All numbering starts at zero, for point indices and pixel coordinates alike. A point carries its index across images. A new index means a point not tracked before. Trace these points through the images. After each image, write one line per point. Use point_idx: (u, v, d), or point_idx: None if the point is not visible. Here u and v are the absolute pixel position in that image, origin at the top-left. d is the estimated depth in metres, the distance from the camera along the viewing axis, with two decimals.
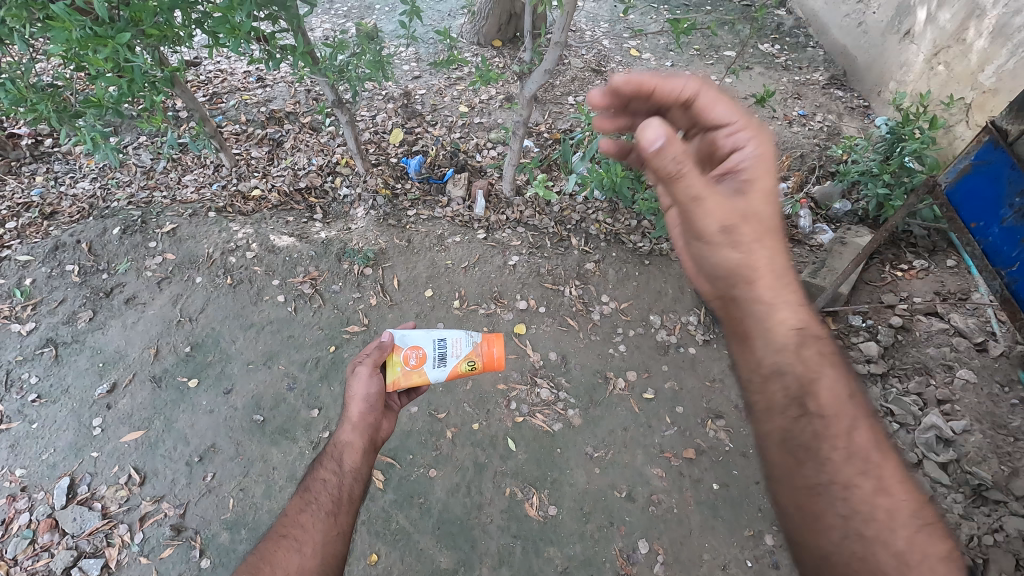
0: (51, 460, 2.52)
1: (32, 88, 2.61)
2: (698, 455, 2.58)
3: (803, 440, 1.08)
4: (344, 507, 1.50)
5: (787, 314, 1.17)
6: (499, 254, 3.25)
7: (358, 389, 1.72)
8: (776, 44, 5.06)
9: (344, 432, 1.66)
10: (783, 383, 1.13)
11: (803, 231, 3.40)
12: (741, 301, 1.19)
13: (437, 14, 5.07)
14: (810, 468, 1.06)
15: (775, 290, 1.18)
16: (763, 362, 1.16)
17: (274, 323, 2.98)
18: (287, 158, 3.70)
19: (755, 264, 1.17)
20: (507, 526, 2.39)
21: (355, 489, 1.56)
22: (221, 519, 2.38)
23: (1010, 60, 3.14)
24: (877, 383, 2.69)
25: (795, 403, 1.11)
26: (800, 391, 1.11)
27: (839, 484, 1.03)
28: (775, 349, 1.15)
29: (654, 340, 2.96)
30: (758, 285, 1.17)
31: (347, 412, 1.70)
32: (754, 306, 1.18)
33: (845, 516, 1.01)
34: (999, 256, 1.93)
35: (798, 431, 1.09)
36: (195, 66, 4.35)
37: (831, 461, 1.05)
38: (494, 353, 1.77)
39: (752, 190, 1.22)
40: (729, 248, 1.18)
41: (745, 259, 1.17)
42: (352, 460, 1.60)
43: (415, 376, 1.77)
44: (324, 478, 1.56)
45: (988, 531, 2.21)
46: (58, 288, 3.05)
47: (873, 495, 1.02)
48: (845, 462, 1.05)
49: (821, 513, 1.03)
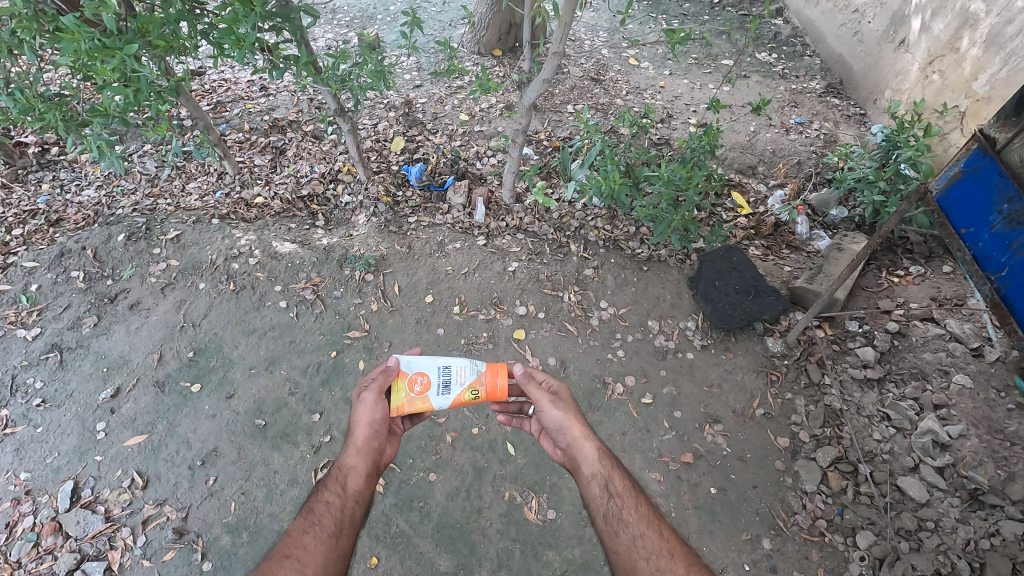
0: (55, 464, 2.55)
1: (40, 97, 2.66)
2: (696, 460, 2.61)
3: (615, 513, 1.55)
4: (346, 531, 1.51)
5: (598, 442, 1.71)
6: (499, 260, 3.28)
7: (365, 413, 1.72)
8: (773, 53, 5.12)
9: (348, 455, 1.65)
10: (599, 484, 1.62)
11: (800, 238, 3.45)
12: (576, 446, 1.70)
13: (437, 24, 5.14)
14: (624, 535, 1.51)
15: (587, 431, 1.73)
16: (593, 481, 1.63)
17: (277, 329, 3.02)
18: (290, 165, 3.74)
19: (570, 420, 1.74)
20: (506, 529, 2.41)
21: (356, 513, 1.57)
22: (223, 522, 2.40)
23: (1003, 69, 3.18)
24: (874, 388, 2.71)
25: (607, 493, 1.60)
26: (609, 485, 1.61)
27: (639, 538, 1.50)
28: (593, 465, 1.65)
29: (652, 345, 2.99)
30: (574, 433, 1.72)
31: (351, 435, 1.69)
32: (581, 445, 1.70)
33: (647, 559, 1.45)
34: (989, 261, 1.91)
35: (612, 511, 1.56)
36: (200, 76, 4.42)
37: (631, 525, 1.53)
38: (498, 384, 1.78)
39: (559, 386, 1.86)
40: (552, 410, 1.76)
41: (563, 416, 1.75)
42: (356, 484, 1.61)
43: (420, 402, 1.78)
44: (327, 500, 1.55)
45: (985, 535, 2.21)
46: (63, 294, 3.09)
47: (658, 541, 1.50)
48: (640, 522, 1.54)
49: (635, 564, 1.45)
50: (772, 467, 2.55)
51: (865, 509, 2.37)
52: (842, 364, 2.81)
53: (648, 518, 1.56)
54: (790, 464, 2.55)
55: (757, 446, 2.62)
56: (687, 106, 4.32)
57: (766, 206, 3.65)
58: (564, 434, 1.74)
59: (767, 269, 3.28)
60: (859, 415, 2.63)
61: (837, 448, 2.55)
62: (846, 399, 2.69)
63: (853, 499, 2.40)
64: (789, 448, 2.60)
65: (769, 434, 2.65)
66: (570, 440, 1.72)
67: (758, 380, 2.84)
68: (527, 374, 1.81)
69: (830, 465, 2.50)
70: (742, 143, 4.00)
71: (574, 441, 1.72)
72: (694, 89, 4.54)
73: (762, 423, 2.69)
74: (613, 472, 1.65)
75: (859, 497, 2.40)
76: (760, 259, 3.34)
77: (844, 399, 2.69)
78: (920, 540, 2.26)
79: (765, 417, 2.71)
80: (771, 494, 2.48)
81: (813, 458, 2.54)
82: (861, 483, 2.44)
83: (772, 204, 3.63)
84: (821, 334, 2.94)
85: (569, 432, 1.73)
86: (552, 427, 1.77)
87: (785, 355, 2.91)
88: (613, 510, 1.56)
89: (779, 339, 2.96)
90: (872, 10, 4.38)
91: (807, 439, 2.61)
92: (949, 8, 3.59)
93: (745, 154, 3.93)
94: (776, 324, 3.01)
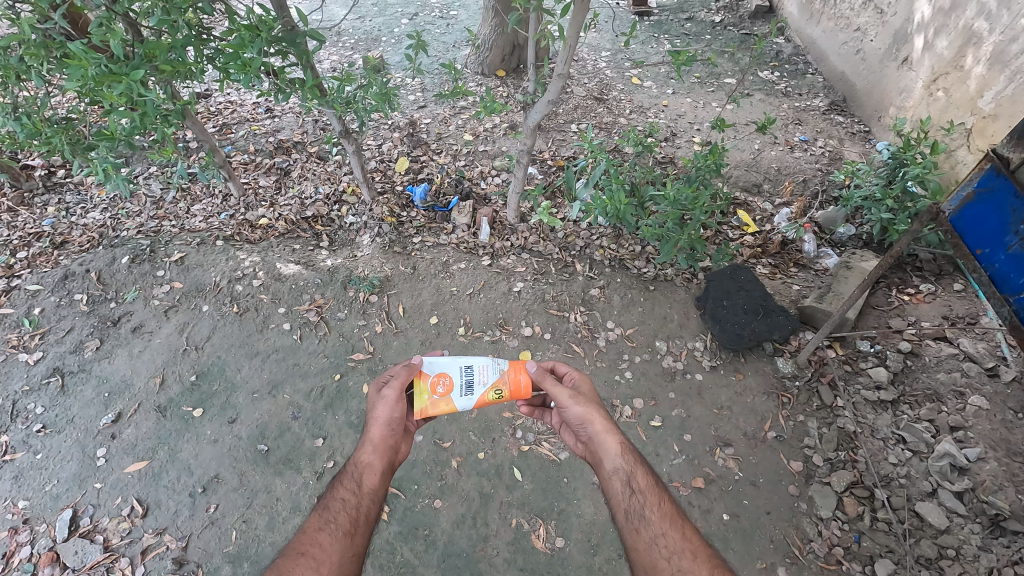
0: (54, 492, 2.50)
1: (47, 121, 2.67)
2: (707, 485, 2.55)
3: (637, 510, 1.57)
4: (361, 529, 1.50)
5: (620, 435, 1.71)
6: (504, 281, 3.26)
7: (383, 411, 1.70)
8: (775, 71, 5.16)
9: (364, 452, 1.64)
10: (621, 479, 1.62)
11: (808, 256, 3.41)
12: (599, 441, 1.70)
13: (441, 45, 5.20)
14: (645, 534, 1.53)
15: (608, 425, 1.72)
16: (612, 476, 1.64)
17: (279, 352, 2.99)
18: (295, 187, 3.75)
19: (591, 414, 1.73)
20: (513, 559, 2.34)
21: (372, 511, 1.55)
22: (223, 551, 2.34)
23: (1008, 86, 3.17)
24: (888, 410, 2.65)
25: (629, 489, 1.60)
26: (631, 481, 1.61)
27: (660, 536, 1.51)
28: (616, 460, 1.66)
29: (660, 367, 2.94)
30: (596, 427, 1.72)
31: (368, 432, 1.68)
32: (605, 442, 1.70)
33: (668, 558, 1.46)
34: (1007, 282, 1.87)
35: (633, 508, 1.57)
36: (206, 99, 4.47)
37: (653, 523, 1.54)
38: (522, 382, 1.80)
39: (582, 380, 1.85)
40: (573, 404, 1.75)
41: (585, 411, 1.74)
42: (371, 481, 1.59)
43: (443, 404, 1.78)
44: (343, 497, 1.55)
45: (1009, 563, 2.14)
46: (66, 317, 3.07)
47: (681, 541, 1.51)
48: (662, 521, 1.55)
49: (655, 563, 1.46)
50: (786, 492, 2.49)
51: (882, 536, 2.30)
52: (854, 386, 2.76)
53: (671, 517, 1.57)
54: (804, 489, 2.49)
55: (770, 471, 2.56)
56: (691, 125, 4.33)
57: (772, 223, 3.63)
58: (586, 428, 1.73)
59: (775, 288, 3.25)
60: (873, 438, 2.57)
61: (852, 472, 2.49)
62: (860, 421, 2.63)
63: (870, 526, 2.33)
64: (802, 473, 2.54)
65: (782, 458, 2.59)
66: (592, 433, 1.72)
67: (769, 402, 2.79)
68: (542, 372, 1.80)
69: (845, 490, 2.44)
70: (746, 161, 4.00)
71: (595, 435, 1.71)
72: (697, 108, 4.55)
73: (774, 447, 2.63)
74: (636, 468, 1.65)
75: (877, 523, 2.33)
76: (767, 278, 3.31)
77: (857, 422, 2.63)
78: (941, 569, 2.19)
79: (777, 440, 2.65)
80: (785, 520, 2.41)
81: (828, 482, 2.48)
82: (878, 509, 2.37)
83: (778, 222, 3.62)
84: (831, 355, 2.89)
85: (590, 426, 1.72)
86: (575, 423, 1.76)
87: (795, 376, 2.85)
88: (635, 507, 1.57)
89: (789, 359, 2.92)
90: (874, 28, 4.41)
91: (821, 463, 2.55)
92: (952, 26, 3.59)
93: (750, 172, 3.92)
94: (785, 344, 2.97)
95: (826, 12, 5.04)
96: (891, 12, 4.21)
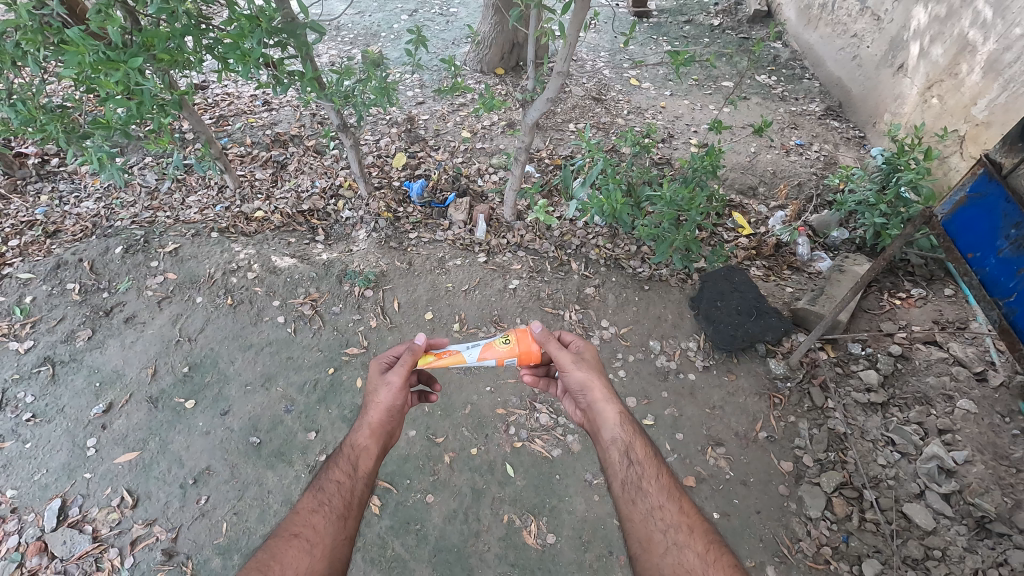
0: (43, 481, 2.48)
1: (42, 109, 2.63)
2: (698, 484, 2.56)
3: (634, 481, 1.59)
4: (354, 512, 1.51)
5: (620, 405, 1.73)
6: (499, 278, 3.27)
7: (384, 398, 1.70)
8: (772, 76, 5.20)
9: (361, 436, 1.65)
10: (619, 449, 1.65)
11: (801, 259, 3.44)
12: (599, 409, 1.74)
13: (441, 42, 5.20)
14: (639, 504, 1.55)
15: (609, 394, 1.74)
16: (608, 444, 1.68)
17: (274, 344, 2.98)
18: (291, 180, 3.74)
19: (592, 381, 1.75)
20: (505, 554, 2.35)
21: (365, 496, 1.56)
22: (214, 543, 2.34)
23: (1002, 94, 3.21)
24: (878, 412, 2.67)
25: (627, 460, 1.63)
26: (630, 452, 1.64)
27: (656, 509, 1.53)
28: (614, 430, 1.69)
29: (654, 366, 2.96)
30: (595, 395, 1.74)
31: (366, 416, 1.68)
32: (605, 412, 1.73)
33: (664, 531, 1.48)
34: (997, 286, 1.90)
35: (631, 478, 1.60)
36: (203, 89, 4.45)
37: (649, 495, 1.56)
38: (529, 336, 1.78)
39: (586, 347, 1.85)
40: (575, 369, 1.76)
41: (586, 377, 1.76)
42: (366, 465, 1.60)
43: (450, 356, 1.78)
44: (338, 480, 1.55)
45: (994, 564, 2.17)
46: (58, 306, 3.05)
47: (677, 515, 1.52)
48: (659, 494, 1.57)
49: (651, 535, 1.47)
50: (775, 492, 2.51)
51: (871, 536, 2.32)
52: (845, 388, 2.78)
53: (668, 490, 1.59)
54: (794, 489, 2.51)
55: (760, 471, 2.58)
56: (688, 126, 4.35)
57: (767, 226, 3.66)
58: (586, 395, 1.76)
59: (769, 290, 3.27)
60: (863, 440, 2.59)
61: (841, 473, 2.51)
62: (849, 423, 2.65)
63: (858, 526, 2.35)
64: (792, 473, 2.56)
65: (772, 458, 2.61)
66: (590, 401, 1.75)
67: (760, 402, 2.81)
68: (546, 333, 1.79)
69: (834, 490, 2.46)
70: (743, 163, 4.03)
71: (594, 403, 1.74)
72: (695, 110, 4.57)
73: (764, 447, 2.65)
74: (634, 439, 1.67)
75: (865, 524, 2.36)
76: (761, 280, 3.33)
77: (847, 423, 2.65)
78: (927, 569, 2.21)
79: (768, 441, 2.67)
80: (774, 519, 2.43)
81: (817, 483, 2.50)
82: (866, 510, 2.39)
83: (773, 224, 3.64)
84: (823, 357, 2.92)
85: (590, 393, 1.75)
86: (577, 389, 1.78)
87: (787, 377, 2.87)
88: (632, 478, 1.60)
89: (782, 361, 2.93)
90: (871, 35, 4.44)
91: (811, 463, 2.57)
92: (948, 34, 3.62)
93: (746, 174, 3.95)
94: (778, 345, 2.99)
95: (822, 18, 5.09)
96: (888, 19, 4.25)
